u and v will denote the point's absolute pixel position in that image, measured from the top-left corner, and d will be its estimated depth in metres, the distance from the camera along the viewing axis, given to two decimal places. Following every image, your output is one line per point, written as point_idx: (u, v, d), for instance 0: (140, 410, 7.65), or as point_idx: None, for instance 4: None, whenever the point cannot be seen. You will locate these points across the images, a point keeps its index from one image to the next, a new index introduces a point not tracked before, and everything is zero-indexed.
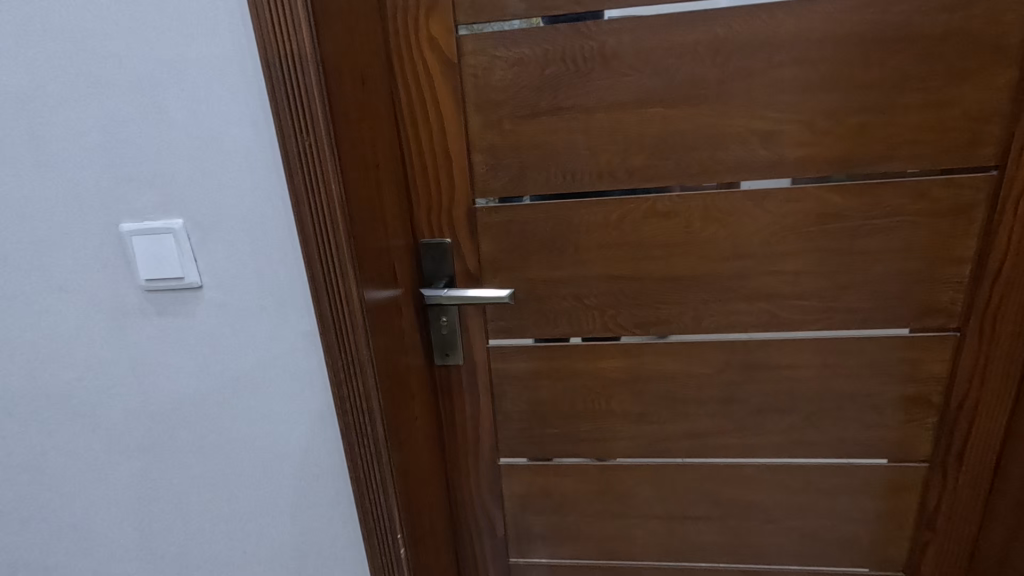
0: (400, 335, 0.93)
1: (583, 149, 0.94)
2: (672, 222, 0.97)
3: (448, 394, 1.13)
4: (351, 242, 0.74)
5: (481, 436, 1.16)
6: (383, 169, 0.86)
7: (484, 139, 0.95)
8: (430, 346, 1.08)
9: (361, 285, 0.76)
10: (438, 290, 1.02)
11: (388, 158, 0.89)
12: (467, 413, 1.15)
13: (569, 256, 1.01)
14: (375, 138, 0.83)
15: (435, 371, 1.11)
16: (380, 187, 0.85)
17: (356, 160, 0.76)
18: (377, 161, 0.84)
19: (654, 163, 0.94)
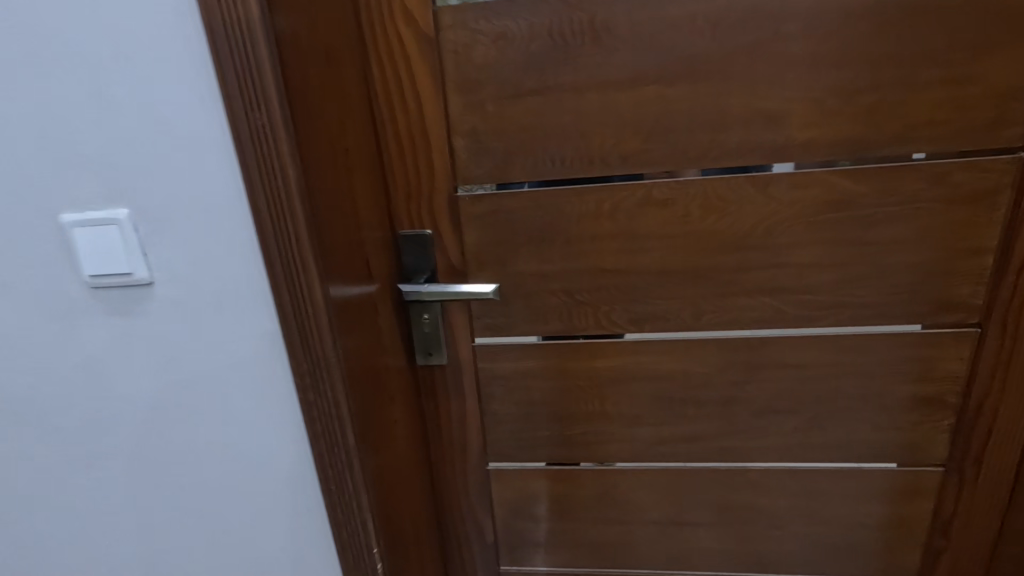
0: (376, 335, 0.87)
1: (573, 133, 0.87)
2: (670, 211, 0.89)
3: (432, 396, 1.06)
4: (313, 235, 0.67)
5: (469, 439, 1.10)
6: (353, 155, 0.79)
7: (465, 121, 0.88)
8: (412, 345, 1.01)
9: (326, 281, 0.70)
10: (418, 286, 0.95)
11: (360, 142, 0.81)
12: (453, 416, 1.08)
13: (560, 249, 0.94)
14: (344, 120, 0.76)
15: (418, 372, 1.04)
16: (350, 174, 0.78)
17: (320, 144, 0.69)
18: (346, 146, 0.77)
19: (651, 147, 0.86)
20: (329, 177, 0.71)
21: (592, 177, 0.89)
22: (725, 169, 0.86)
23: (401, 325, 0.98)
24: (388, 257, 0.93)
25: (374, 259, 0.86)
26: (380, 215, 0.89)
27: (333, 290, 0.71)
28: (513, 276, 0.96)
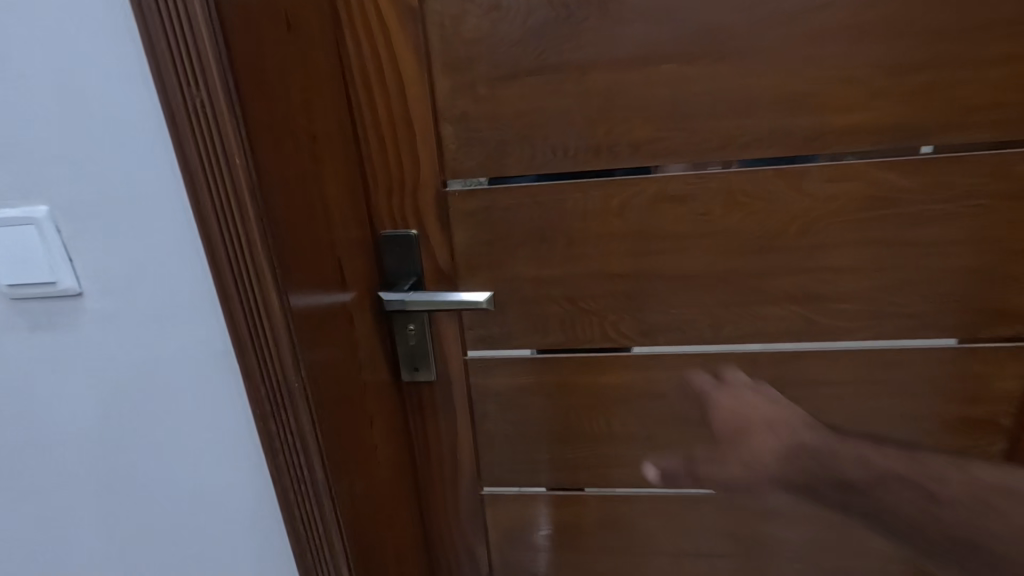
0: (354, 351, 0.76)
1: (577, 119, 0.76)
2: (688, 208, 0.79)
3: (420, 414, 0.96)
4: (269, 239, 0.56)
5: (461, 462, 0.99)
6: (322, 144, 0.68)
7: (454, 106, 0.77)
8: (396, 359, 0.90)
9: (286, 292, 0.59)
10: (402, 293, 0.83)
11: (331, 129, 0.70)
12: (444, 436, 0.97)
13: (562, 252, 0.83)
14: (308, 104, 0.65)
15: (403, 388, 0.93)
16: (318, 166, 0.67)
17: (277, 131, 0.58)
18: (314, 133, 0.66)
19: (666, 136, 0.76)
20: (289, 169, 0.60)
21: (598, 170, 0.78)
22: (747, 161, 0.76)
23: (382, 337, 0.87)
24: (369, 261, 0.82)
25: (350, 265, 0.75)
26: (358, 215, 0.78)
27: (296, 304, 0.60)
28: (510, 282, 0.86)
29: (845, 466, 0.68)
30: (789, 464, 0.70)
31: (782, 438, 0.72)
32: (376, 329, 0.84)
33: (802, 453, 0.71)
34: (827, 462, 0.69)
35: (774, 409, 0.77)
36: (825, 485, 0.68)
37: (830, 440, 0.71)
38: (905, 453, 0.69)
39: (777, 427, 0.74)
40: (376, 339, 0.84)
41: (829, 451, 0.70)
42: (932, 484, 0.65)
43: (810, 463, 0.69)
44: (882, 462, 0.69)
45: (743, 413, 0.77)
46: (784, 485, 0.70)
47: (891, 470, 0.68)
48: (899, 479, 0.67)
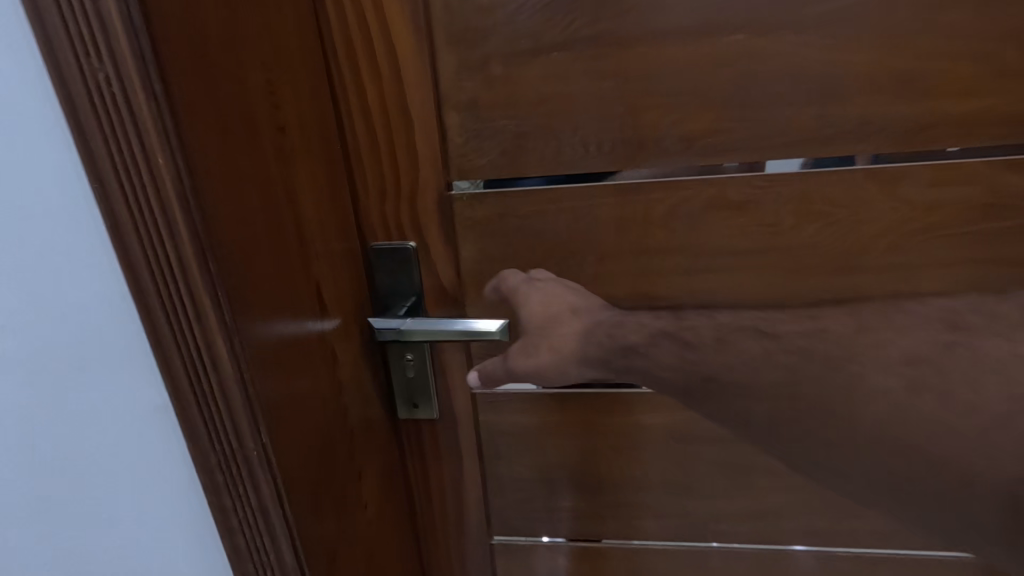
0: (336, 393, 0.62)
1: (613, 106, 0.61)
2: (750, 217, 0.63)
3: (420, 455, 0.81)
4: (208, 266, 0.42)
5: (467, 510, 0.85)
6: (291, 139, 0.53)
7: (461, 89, 0.62)
8: (392, 392, 0.76)
9: (236, 333, 0.45)
10: (397, 318, 0.69)
11: (303, 117, 0.56)
12: (447, 480, 0.83)
13: (591, 268, 0.68)
14: (270, 86, 0.50)
15: (400, 427, 0.79)
16: (285, 166, 0.52)
17: (219, 121, 0.43)
18: (278, 125, 0.51)
19: (726, 127, 0.60)
20: (239, 172, 0.45)
21: (638, 170, 0.63)
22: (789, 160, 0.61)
23: (376, 370, 0.73)
24: (358, 279, 0.68)
25: (331, 288, 0.61)
26: (342, 224, 0.64)
27: (248, 348, 0.46)
28: None
29: (627, 333, 0.60)
30: (609, 349, 0.60)
31: (581, 325, 0.63)
32: (368, 361, 0.70)
33: (603, 337, 0.61)
34: (625, 339, 0.60)
35: (551, 302, 0.64)
36: (615, 360, 0.61)
37: (629, 316, 0.62)
38: (639, 324, 0.60)
39: (561, 309, 0.64)
40: (367, 374, 0.70)
41: (614, 322, 0.62)
42: (687, 338, 0.56)
43: (610, 346, 0.61)
44: (666, 327, 0.58)
45: (545, 312, 0.64)
46: (592, 368, 0.63)
47: (695, 341, 0.55)
48: (691, 328, 0.57)
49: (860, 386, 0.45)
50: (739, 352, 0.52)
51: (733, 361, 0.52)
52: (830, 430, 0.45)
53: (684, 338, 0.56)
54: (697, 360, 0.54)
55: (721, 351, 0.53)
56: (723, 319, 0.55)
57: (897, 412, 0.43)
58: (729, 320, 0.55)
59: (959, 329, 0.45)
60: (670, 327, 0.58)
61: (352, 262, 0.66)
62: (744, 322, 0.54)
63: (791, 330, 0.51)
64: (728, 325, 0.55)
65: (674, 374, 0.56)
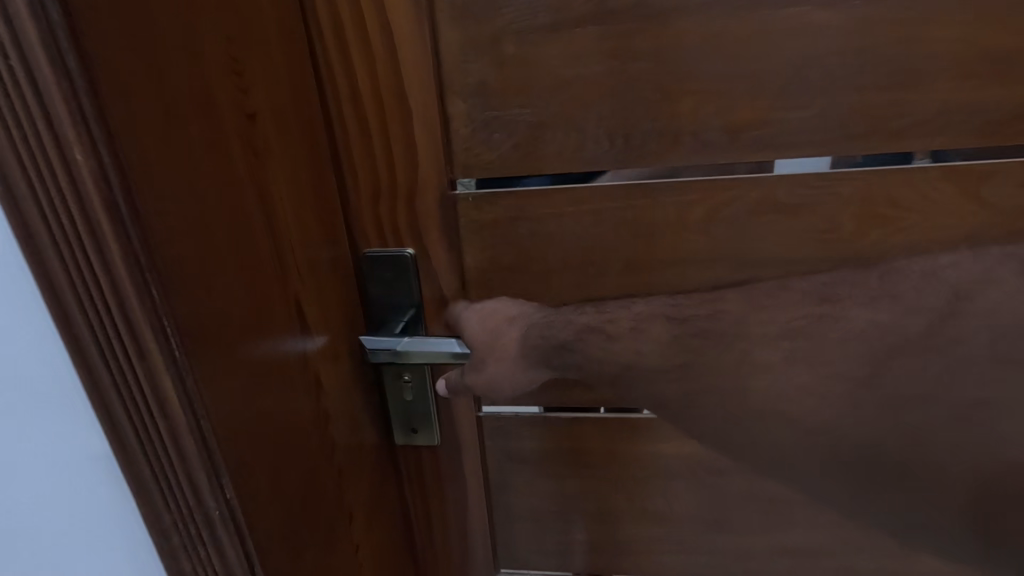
0: (321, 426, 0.53)
1: (646, 91, 0.52)
2: (802, 223, 0.54)
3: (419, 487, 0.73)
4: (146, 292, 0.33)
5: (472, 546, 0.76)
6: (262, 131, 0.44)
7: (468, 72, 0.53)
8: (388, 417, 0.68)
9: (187, 372, 0.36)
10: (393, 338, 0.60)
11: (278, 105, 0.47)
12: (450, 514, 0.74)
13: (615, 280, 0.59)
14: (234, 65, 0.41)
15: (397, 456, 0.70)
16: (253, 163, 0.43)
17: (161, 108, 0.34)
18: (245, 114, 0.42)
19: (779, 116, 0.51)
20: (189, 170, 0.36)
21: (673, 167, 0.54)
22: (805, 160, 0.53)
23: (366, 394, 0.64)
24: (347, 290, 0.59)
25: (313, 305, 0.52)
26: (328, 229, 0.55)
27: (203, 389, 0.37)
28: None
29: (559, 331, 0.56)
30: (548, 349, 0.57)
31: (520, 328, 0.58)
32: (358, 384, 0.61)
33: (538, 340, 0.57)
34: (558, 336, 0.56)
35: (482, 311, 0.60)
36: (553, 360, 0.57)
37: (561, 313, 0.57)
38: (568, 319, 0.57)
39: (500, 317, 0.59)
40: (358, 399, 0.61)
41: (546, 323, 0.57)
42: (609, 330, 0.55)
43: (545, 347, 0.57)
44: (591, 322, 0.56)
45: (481, 321, 0.59)
46: (534, 371, 0.58)
47: (615, 333, 0.55)
48: (614, 320, 0.55)
49: (747, 364, 0.51)
50: (648, 340, 0.54)
51: (646, 350, 0.54)
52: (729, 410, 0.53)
53: (607, 329, 0.55)
54: (621, 351, 0.55)
55: (638, 341, 0.54)
56: (639, 306, 0.55)
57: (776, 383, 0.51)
58: (644, 309, 0.55)
59: (828, 302, 0.50)
60: (591, 320, 0.55)
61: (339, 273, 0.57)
62: (653, 308, 0.55)
63: (693, 312, 0.53)
64: (642, 311, 0.55)
65: (605, 367, 0.56)
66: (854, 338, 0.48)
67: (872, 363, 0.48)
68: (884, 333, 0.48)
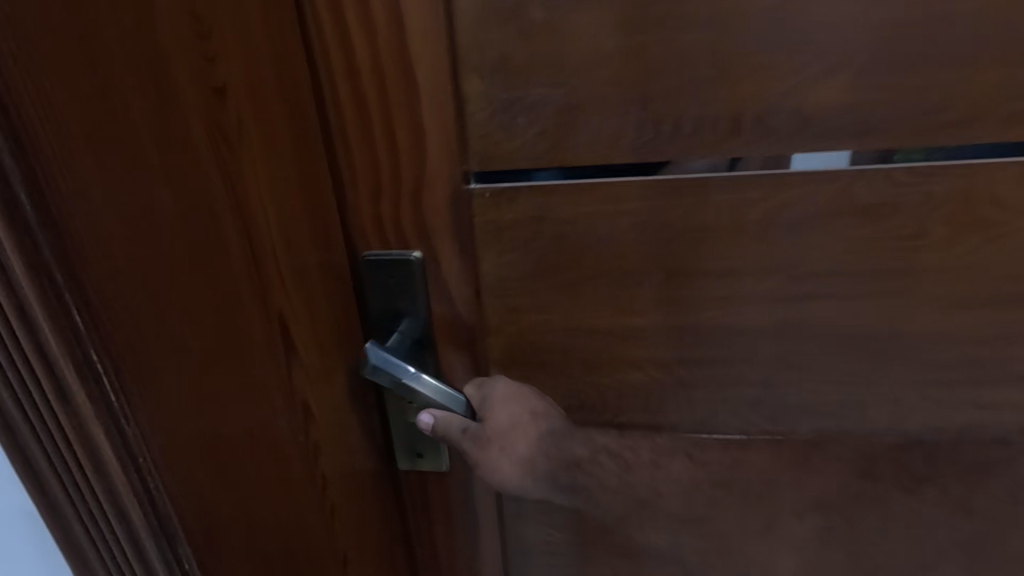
0: (303, 446, 0.48)
1: (704, 67, 0.43)
2: (883, 226, 0.46)
3: (422, 522, 0.63)
4: (18, 313, 0.30)
5: None
6: (233, 111, 0.38)
7: (487, 43, 0.44)
8: (389, 446, 0.59)
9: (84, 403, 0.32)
10: (405, 367, 0.50)
11: (253, 79, 0.38)
12: (457, 552, 0.65)
13: (653, 290, 0.51)
14: (196, 32, 0.36)
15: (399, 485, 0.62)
16: (217, 147, 0.37)
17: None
18: (206, 89, 0.37)
19: (866, 97, 0.42)
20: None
21: (731, 158, 0.46)
22: (815, 156, 0.45)
23: (364, 417, 0.54)
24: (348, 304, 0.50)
25: (299, 320, 0.45)
26: (326, 237, 0.46)
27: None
28: (564, 333, 0.55)
29: (574, 446, 0.53)
30: (559, 463, 0.54)
31: (538, 435, 0.53)
32: (353, 406, 0.52)
33: (550, 450, 0.53)
34: (572, 452, 0.53)
35: (499, 401, 0.53)
36: (562, 477, 0.54)
37: (584, 433, 0.54)
38: (588, 437, 0.54)
39: (518, 411, 0.53)
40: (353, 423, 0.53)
41: (566, 434, 0.54)
42: (629, 461, 0.54)
43: (557, 463, 0.54)
44: (610, 444, 0.54)
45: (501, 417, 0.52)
46: (541, 483, 0.54)
47: (634, 461, 0.54)
48: (633, 449, 0.54)
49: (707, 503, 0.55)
50: (668, 479, 0.54)
51: (664, 486, 0.55)
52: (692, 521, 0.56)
53: (626, 455, 0.54)
54: (636, 482, 0.54)
55: (655, 475, 0.54)
56: (662, 439, 0.55)
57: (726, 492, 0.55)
58: (666, 440, 0.55)
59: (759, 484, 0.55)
60: (612, 442, 0.54)
61: (335, 281, 0.48)
62: (675, 443, 0.55)
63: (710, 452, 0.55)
64: (662, 446, 0.55)
65: (611, 493, 0.54)
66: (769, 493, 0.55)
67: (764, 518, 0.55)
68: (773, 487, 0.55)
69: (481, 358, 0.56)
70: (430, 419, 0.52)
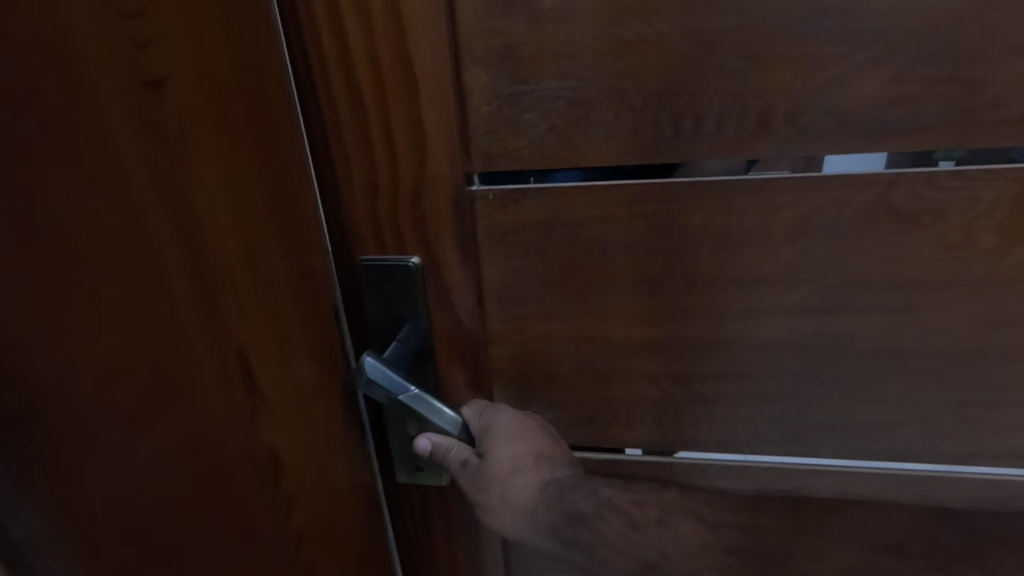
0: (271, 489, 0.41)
1: (729, 59, 0.39)
2: (924, 234, 0.42)
3: (423, 535, 0.61)
4: None
5: None
6: (171, 108, 0.32)
7: (492, 31, 0.41)
8: (388, 456, 0.57)
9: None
10: (402, 384, 0.47)
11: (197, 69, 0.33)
12: (458, 569, 0.62)
13: (669, 300, 0.48)
14: (119, 10, 0.28)
15: (398, 498, 0.59)
16: (154, 155, 0.31)
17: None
18: (140, 82, 0.30)
19: (909, 92, 0.38)
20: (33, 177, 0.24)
21: (758, 159, 0.42)
22: (852, 156, 0.41)
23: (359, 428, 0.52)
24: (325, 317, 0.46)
25: (262, 343, 0.40)
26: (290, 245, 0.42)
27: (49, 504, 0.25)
28: (572, 344, 0.51)
29: (576, 496, 0.46)
30: (559, 517, 0.46)
31: (541, 481, 0.47)
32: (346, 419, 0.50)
33: (554, 500, 0.46)
34: (575, 503, 0.46)
35: (501, 439, 0.48)
36: (564, 534, 0.46)
37: (589, 479, 0.48)
38: (592, 486, 0.47)
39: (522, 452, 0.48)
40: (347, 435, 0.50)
41: (570, 484, 0.47)
42: (635, 516, 0.45)
43: (560, 516, 0.46)
44: (616, 498, 0.47)
45: (503, 456, 0.47)
46: (536, 537, 0.47)
47: (641, 520, 0.45)
48: (639, 504, 0.46)
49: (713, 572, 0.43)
50: (679, 542, 0.44)
51: (673, 551, 0.44)
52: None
53: (632, 511, 0.46)
54: (641, 543, 0.44)
55: (664, 539, 0.44)
56: (670, 494, 0.47)
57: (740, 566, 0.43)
58: (675, 497, 0.47)
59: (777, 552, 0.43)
60: (619, 496, 0.46)
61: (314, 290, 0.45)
62: (684, 500, 0.46)
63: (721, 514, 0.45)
64: (670, 502, 0.46)
65: (618, 559, 0.45)
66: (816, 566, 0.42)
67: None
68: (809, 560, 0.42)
69: (484, 370, 0.52)
70: (428, 444, 0.50)
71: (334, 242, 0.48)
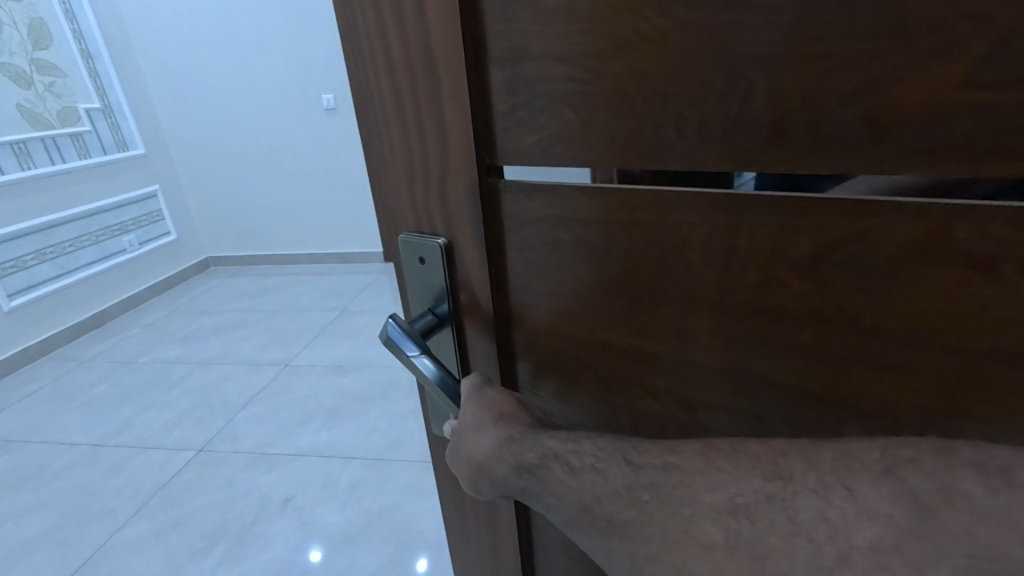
0: None
1: (734, 32, 0.35)
2: (995, 259, 0.34)
3: (452, 488, 0.68)
4: None
5: (503, 566, 0.69)
6: None
7: (506, 32, 0.43)
8: (428, 416, 0.65)
9: None
10: (410, 346, 0.53)
11: None
12: (481, 525, 0.68)
13: (674, 314, 0.46)
14: None
15: (439, 450, 0.66)
16: None
17: None
18: None
19: (970, 56, 0.30)
20: None
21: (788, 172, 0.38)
22: None
23: None
24: None
25: None
26: None
27: None
28: (579, 344, 0.52)
29: (523, 448, 0.46)
30: (509, 470, 0.47)
31: (495, 440, 0.49)
32: None
33: (505, 453, 0.48)
34: (521, 456, 0.46)
35: (465, 405, 0.52)
36: (516, 485, 0.46)
37: (537, 433, 0.47)
38: (538, 439, 0.46)
39: (487, 415, 0.51)
40: None
41: (520, 437, 0.48)
42: (572, 462, 0.43)
43: (511, 468, 0.47)
44: (559, 447, 0.45)
45: (467, 417, 0.52)
46: (502, 493, 0.49)
47: (576, 466, 0.42)
48: (577, 452, 0.43)
49: (622, 528, 0.38)
50: (607, 485, 0.40)
51: (603, 495, 0.40)
52: (596, 515, 0.40)
53: (569, 458, 0.43)
54: (578, 488, 0.41)
55: (596, 483, 0.40)
56: (605, 440, 0.43)
57: (648, 532, 0.37)
58: (611, 443, 0.43)
59: (687, 506, 0.36)
60: (559, 445, 0.44)
61: None
62: (619, 443, 0.42)
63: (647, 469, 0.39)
64: (607, 444, 0.43)
65: (560, 511, 0.42)
66: (709, 518, 0.35)
67: (580, 511, 0.41)
68: (683, 527, 0.35)
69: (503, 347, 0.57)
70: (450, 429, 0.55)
71: (390, 216, 0.57)
